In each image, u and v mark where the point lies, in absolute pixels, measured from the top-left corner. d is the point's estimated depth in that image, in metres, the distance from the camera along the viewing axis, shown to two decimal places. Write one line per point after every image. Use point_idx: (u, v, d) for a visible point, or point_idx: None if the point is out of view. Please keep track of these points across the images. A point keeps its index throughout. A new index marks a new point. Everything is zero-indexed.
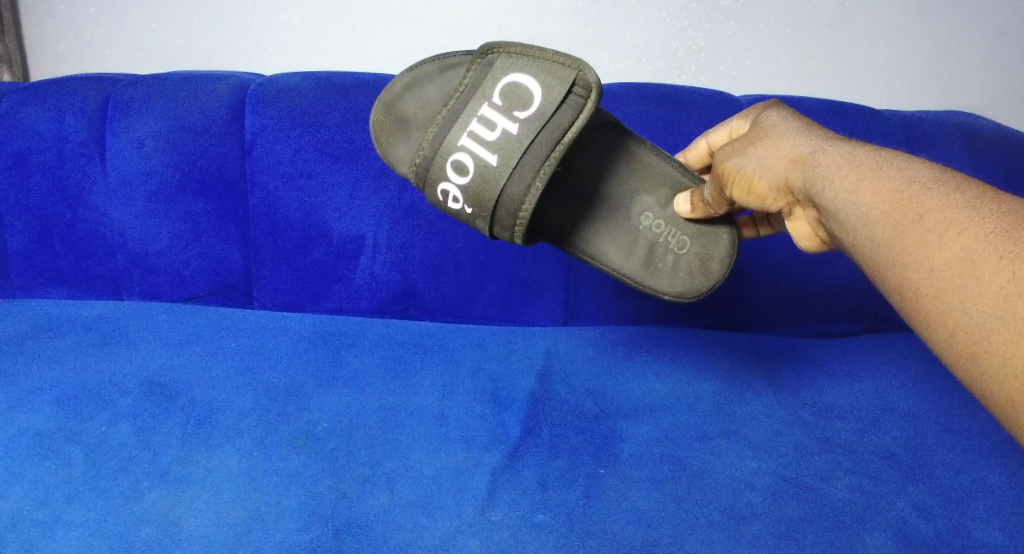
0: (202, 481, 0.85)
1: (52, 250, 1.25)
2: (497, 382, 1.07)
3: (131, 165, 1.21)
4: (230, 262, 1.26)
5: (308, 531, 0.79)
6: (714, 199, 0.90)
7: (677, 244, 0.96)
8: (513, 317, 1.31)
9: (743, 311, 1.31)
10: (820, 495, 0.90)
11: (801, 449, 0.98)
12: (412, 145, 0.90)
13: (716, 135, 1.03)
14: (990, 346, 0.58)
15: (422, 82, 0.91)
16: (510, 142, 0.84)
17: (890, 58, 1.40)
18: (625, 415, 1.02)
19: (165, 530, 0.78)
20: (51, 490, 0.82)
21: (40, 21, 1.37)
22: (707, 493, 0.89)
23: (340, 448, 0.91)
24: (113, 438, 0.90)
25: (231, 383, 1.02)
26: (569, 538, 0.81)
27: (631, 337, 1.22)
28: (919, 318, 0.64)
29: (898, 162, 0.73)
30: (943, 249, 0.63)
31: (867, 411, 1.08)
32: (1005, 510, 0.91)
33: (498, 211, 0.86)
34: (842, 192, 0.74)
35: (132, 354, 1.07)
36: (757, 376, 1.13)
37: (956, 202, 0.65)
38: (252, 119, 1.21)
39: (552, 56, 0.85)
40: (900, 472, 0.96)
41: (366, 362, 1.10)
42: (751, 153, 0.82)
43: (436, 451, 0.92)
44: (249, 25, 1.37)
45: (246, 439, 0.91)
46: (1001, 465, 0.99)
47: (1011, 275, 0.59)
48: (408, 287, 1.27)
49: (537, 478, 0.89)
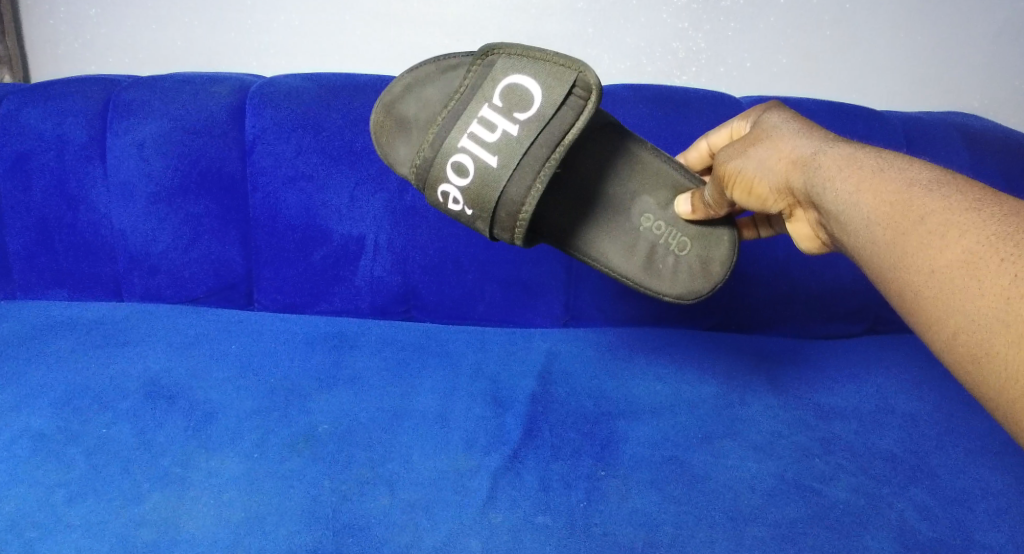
0: (201, 482, 0.90)
1: (50, 251, 1.28)
2: (498, 386, 1.11)
3: (130, 167, 1.24)
4: (231, 261, 1.30)
5: (307, 533, 0.84)
6: (715, 200, 0.93)
7: (676, 244, 0.99)
8: (513, 318, 1.35)
9: (743, 312, 1.35)
10: (821, 496, 0.95)
11: (805, 451, 1.03)
12: (410, 146, 0.92)
13: (763, 149, 0.86)
14: (991, 349, 0.61)
15: (420, 83, 0.92)
16: (512, 143, 0.87)
17: (890, 58, 1.45)
18: (625, 416, 1.07)
19: (165, 533, 0.83)
20: (51, 498, 0.86)
21: (41, 22, 1.41)
22: (708, 495, 0.94)
23: (340, 448, 0.96)
24: (115, 440, 0.95)
25: (229, 384, 1.07)
26: (562, 539, 0.86)
27: (631, 338, 1.26)
28: (926, 320, 0.66)
29: (899, 161, 0.76)
30: (948, 250, 0.65)
31: (865, 412, 1.13)
32: (994, 512, 0.96)
33: (499, 212, 0.89)
34: (849, 185, 0.76)
35: (130, 352, 1.12)
36: (760, 379, 1.18)
37: (964, 201, 0.68)
38: (251, 121, 1.24)
39: (552, 57, 0.88)
40: (894, 474, 1.00)
41: (369, 362, 1.15)
42: (751, 156, 0.85)
43: (434, 452, 0.97)
44: (249, 25, 1.41)
45: (245, 441, 0.96)
46: (984, 467, 1.03)
47: (1011, 277, 0.61)
48: (405, 285, 1.31)
49: (539, 479, 0.94)
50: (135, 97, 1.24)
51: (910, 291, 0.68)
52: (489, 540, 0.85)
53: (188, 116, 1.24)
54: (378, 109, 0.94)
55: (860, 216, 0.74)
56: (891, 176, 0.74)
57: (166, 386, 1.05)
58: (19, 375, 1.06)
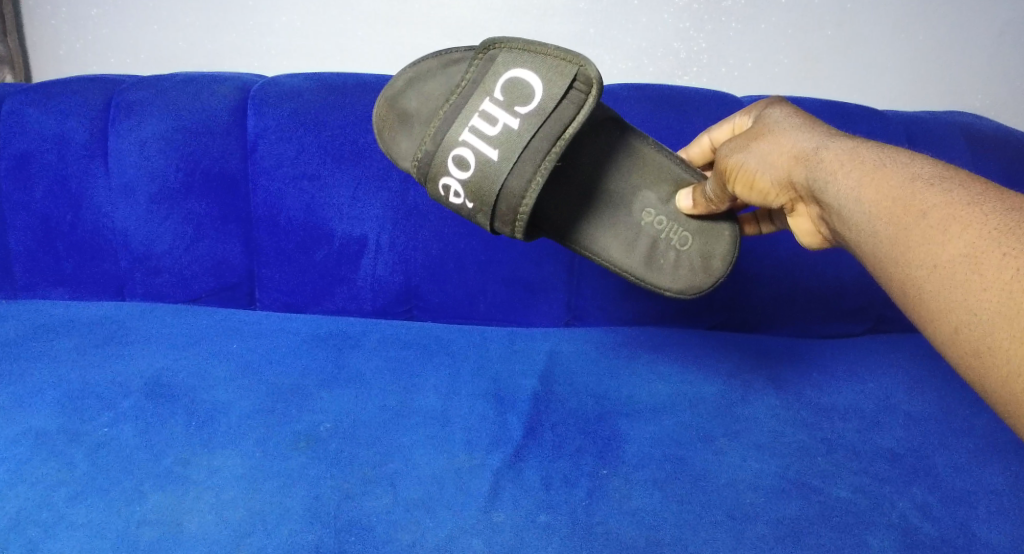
0: (205, 481, 0.65)
1: (55, 251, 0.96)
2: (500, 383, 0.81)
3: (123, 159, 0.93)
4: (232, 258, 0.96)
5: (309, 531, 0.61)
6: (716, 197, 0.67)
7: (676, 238, 0.72)
8: (512, 321, 1.00)
9: (776, 302, 0.98)
10: (904, 518, 0.67)
11: (800, 448, 0.74)
12: (412, 140, 0.67)
13: (719, 128, 0.73)
14: (992, 343, 0.43)
15: (424, 76, 0.68)
16: (513, 139, 0.63)
17: (892, 56, 1.07)
18: (627, 411, 0.78)
19: (168, 531, 0.60)
20: (27, 474, 0.65)
21: (42, 22, 1.07)
22: (733, 497, 0.68)
23: (348, 445, 0.70)
24: (113, 440, 0.69)
25: (240, 380, 0.78)
26: (571, 542, 0.62)
27: (635, 337, 0.92)
28: (917, 311, 0.48)
29: (799, 119, 0.61)
30: (851, 199, 0.54)
31: (973, 415, 0.81)
32: (998, 512, 0.69)
33: (499, 205, 0.65)
34: (763, 156, 0.60)
35: (137, 350, 0.83)
36: (758, 378, 0.85)
37: (866, 151, 0.55)
38: (254, 123, 0.93)
39: (554, 53, 0.64)
40: (890, 468, 0.73)
41: (269, 342, 0.86)
42: (751, 150, 0.61)
43: (438, 449, 0.71)
44: (251, 26, 1.06)
45: (253, 434, 0.71)
46: (989, 467, 0.74)
47: (1016, 270, 0.43)
48: (404, 283, 0.97)
49: (540, 474, 0.69)
50: (138, 98, 0.92)
51: (871, 259, 0.52)
52: (491, 539, 0.62)
53: (190, 120, 0.92)
54: (376, 103, 0.70)
55: (760, 170, 0.60)
56: (788, 140, 0.59)
57: (121, 326, 0.88)
58: (36, 343, 0.83)
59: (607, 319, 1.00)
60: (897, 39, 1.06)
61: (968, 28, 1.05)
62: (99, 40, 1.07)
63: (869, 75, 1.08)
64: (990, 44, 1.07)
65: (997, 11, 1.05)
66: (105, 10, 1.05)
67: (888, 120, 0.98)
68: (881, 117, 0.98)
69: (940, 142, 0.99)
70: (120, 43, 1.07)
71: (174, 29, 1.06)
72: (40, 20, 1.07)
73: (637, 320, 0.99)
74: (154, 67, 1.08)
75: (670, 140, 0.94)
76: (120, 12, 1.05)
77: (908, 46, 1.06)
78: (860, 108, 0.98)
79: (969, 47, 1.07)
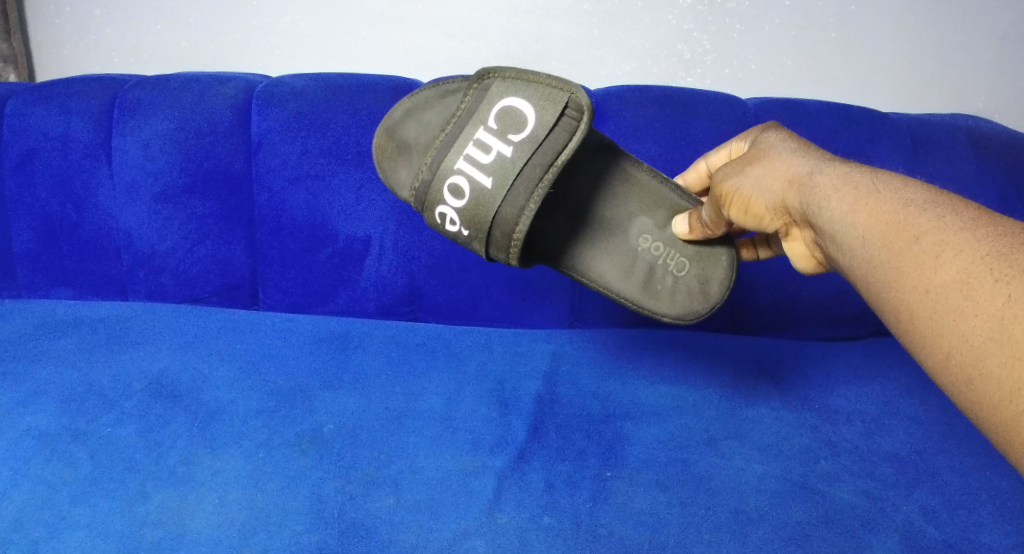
0: (207, 482, 0.65)
1: (58, 250, 0.96)
2: (505, 384, 0.82)
3: (127, 160, 0.93)
4: (235, 258, 0.97)
5: (313, 531, 0.61)
6: (713, 222, 0.67)
7: (674, 263, 0.72)
8: (514, 322, 1.00)
9: (777, 306, 0.99)
10: (904, 521, 0.67)
11: (802, 451, 0.75)
12: (410, 169, 0.68)
13: (716, 153, 0.73)
14: (984, 367, 0.44)
15: (421, 107, 0.68)
16: (506, 167, 0.64)
17: (896, 58, 1.07)
18: (628, 412, 0.78)
19: (171, 531, 0.61)
20: (30, 475, 0.65)
21: (45, 23, 1.08)
22: (736, 499, 0.68)
23: (352, 446, 0.70)
24: (115, 441, 0.69)
25: (241, 381, 0.79)
26: (574, 543, 0.62)
27: (637, 338, 0.92)
28: (909, 334, 0.48)
29: (795, 143, 0.62)
30: (845, 224, 0.54)
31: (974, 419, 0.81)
32: (1000, 515, 0.69)
33: (494, 231, 0.65)
34: (758, 180, 0.60)
35: (141, 350, 0.83)
36: (761, 381, 0.86)
37: (861, 176, 0.55)
38: (257, 124, 0.93)
39: (546, 81, 0.64)
40: (892, 472, 0.73)
41: (273, 343, 0.87)
42: (746, 174, 0.61)
43: (443, 449, 0.71)
44: (254, 27, 1.06)
45: (256, 435, 0.71)
46: (991, 470, 0.74)
47: (1008, 297, 0.44)
48: (407, 284, 0.98)
49: (542, 475, 0.69)
50: (141, 97, 0.93)
51: (864, 283, 0.52)
52: (496, 540, 0.62)
53: (192, 120, 0.93)
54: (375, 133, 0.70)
55: (756, 194, 0.60)
56: (784, 164, 0.60)
57: (125, 327, 0.88)
58: (39, 343, 0.84)
59: (609, 320, 1.00)
60: (900, 42, 1.06)
61: (970, 31, 1.06)
62: (102, 40, 1.08)
63: (873, 78, 1.08)
64: (991, 47, 1.07)
65: (1000, 15, 1.05)
66: (107, 10, 1.06)
67: (891, 123, 0.98)
68: (884, 120, 0.98)
69: (944, 145, 0.99)
70: (123, 42, 1.08)
71: (178, 29, 1.06)
72: (44, 20, 1.07)
73: (637, 322, 1.00)
74: (156, 67, 1.09)
75: (673, 144, 0.94)
76: (122, 12, 1.06)
77: (912, 47, 1.06)
78: (862, 111, 0.98)
79: (971, 50, 1.07)
